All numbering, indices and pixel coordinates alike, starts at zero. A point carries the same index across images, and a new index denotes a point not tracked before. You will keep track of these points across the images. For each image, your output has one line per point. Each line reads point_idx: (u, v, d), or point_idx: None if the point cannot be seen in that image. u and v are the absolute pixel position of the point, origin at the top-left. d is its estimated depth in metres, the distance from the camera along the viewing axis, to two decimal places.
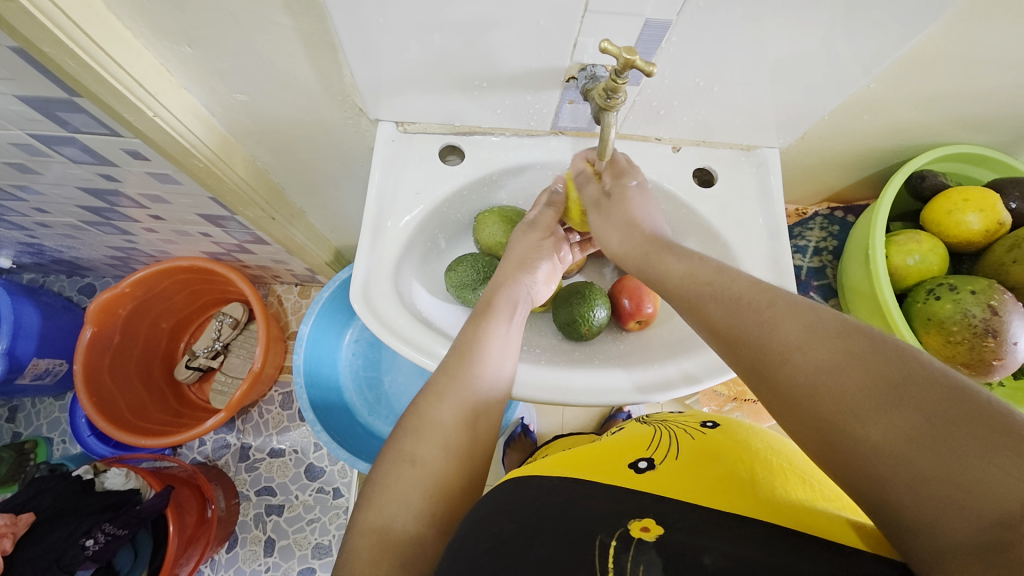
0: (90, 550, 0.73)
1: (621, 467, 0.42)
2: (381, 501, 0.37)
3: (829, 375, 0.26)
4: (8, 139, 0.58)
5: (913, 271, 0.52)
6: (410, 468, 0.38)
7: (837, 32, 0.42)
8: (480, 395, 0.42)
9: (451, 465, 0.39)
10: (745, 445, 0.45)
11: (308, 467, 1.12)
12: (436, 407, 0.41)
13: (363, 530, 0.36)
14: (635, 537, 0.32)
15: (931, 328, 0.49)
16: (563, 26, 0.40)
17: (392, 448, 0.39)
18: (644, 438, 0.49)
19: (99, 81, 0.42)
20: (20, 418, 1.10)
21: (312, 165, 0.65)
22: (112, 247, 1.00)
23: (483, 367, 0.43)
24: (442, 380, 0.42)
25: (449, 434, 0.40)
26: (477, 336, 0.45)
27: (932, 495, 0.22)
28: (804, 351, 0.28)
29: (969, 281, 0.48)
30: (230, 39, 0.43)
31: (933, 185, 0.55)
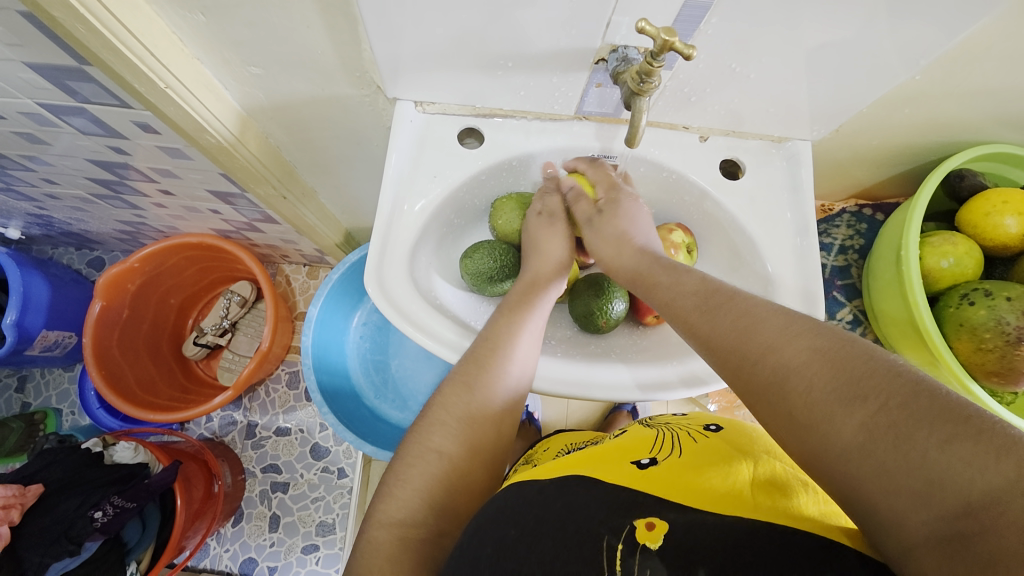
0: (99, 522, 0.73)
1: (626, 472, 0.41)
2: (404, 496, 0.36)
3: (801, 371, 0.28)
4: (17, 108, 0.57)
5: (946, 274, 0.49)
6: (436, 464, 0.38)
7: (888, 18, 0.39)
8: (506, 392, 0.42)
9: (473, 462, 0.39)
10: (751, 448, 0.45)
11: (313, 446, 1.13)
12: (462, 398, 0.41)
13: (379, 525, 0.35)
14: (641, 543, 0.32)
15: (962, 334, 0.47)
16: (596, 5, 0.37)
17: (415, 442, 0.39)
18: (645, 442, 0.48)
19: (109, 48, 0.40)
20: (29, 388, 1.11)
21: (325, 144, 0.63)
22: (121, 221, 1.00)
23: (506, 356, 0.43)
24: (465, 368, 0.42)
25: (473, 432, 0.40)
26: (501, 323, 0.45)
27: (886, 485, 0.23)
28: (778, 351, 0.29)
29: (1005, 287, 0.46)
30: (246, 10, 0.41)
31: (972, 185, 0.52)
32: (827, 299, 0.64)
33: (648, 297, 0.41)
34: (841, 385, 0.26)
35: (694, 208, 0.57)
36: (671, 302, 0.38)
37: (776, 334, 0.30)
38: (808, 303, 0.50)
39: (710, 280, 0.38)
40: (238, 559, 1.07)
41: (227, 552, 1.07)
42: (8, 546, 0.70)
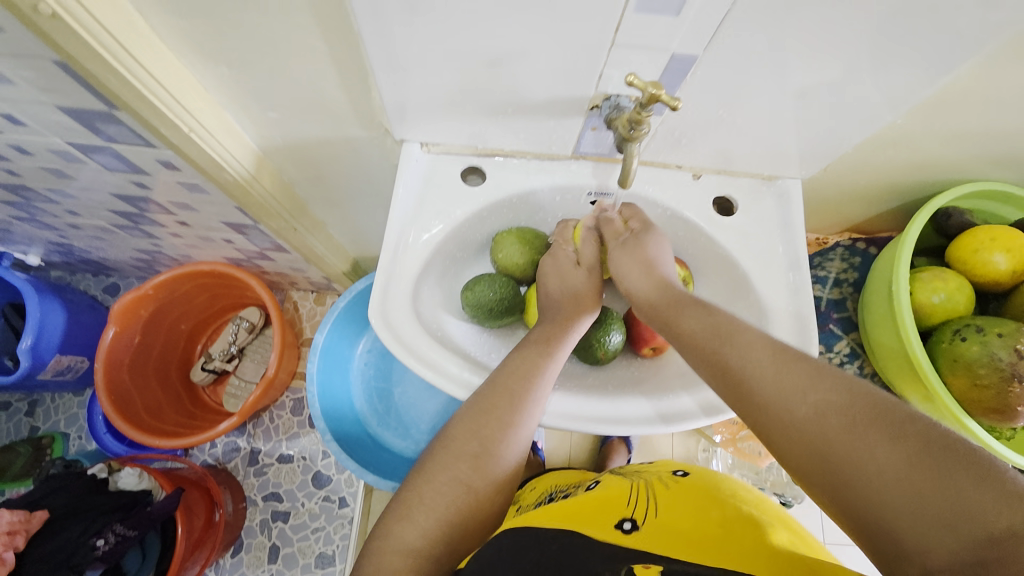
0: (100, 551, 0.75)
1: (608, 528, 0.39)
2: (425, 529, 0.37)
3: (835, 412, 0.31)
4: (48, 147, 0.61)
5: (938, 309, 0.50)
6: (463, 500, 0.39)
7: (863, 68, 0.41)
8: (533, 429, 0.44)
9: (495, 498, 0.41)
10: (726, 494, 0.45)
11: (315, 474, 1.12)
12: (496, 432, 0.42)
13: (395, 556, 0.36)
14: None
15: (957, 370, 0.47)
16: (588, 60, 0.40)
17: (445, 474, 0.39)
18: (619, 492, 0.47)
19: (139, 96, 0.44)
20: (39, 412, 1.13)
21: (335, 180, 0.66)
22: (138, 250, 1.03)
23: (540, 393, 0.45)
24: (499, 402, 0.43)
25: (494, 464, 0.41)
26: (536, 359, 0.46)
27: (916, 518, 0.26)
28: (807, 393, 0.32)
29: (997, 323, 0.46)
30: (265, 61, 0.45)
31: (959, 222, 0.54)
32: (824, 332, 0.65)
33: (665, 328, 0.43)
34: (873, 426, 0.29)
35: (689, 243, 0.59)
36: (696, 335, 0.40)
37: (804, 377, 0.33)
38: (802, 337, 0.50)
39: (734, 319, 0.40)
40: None
41: None
42: (8, 574, 0.69)
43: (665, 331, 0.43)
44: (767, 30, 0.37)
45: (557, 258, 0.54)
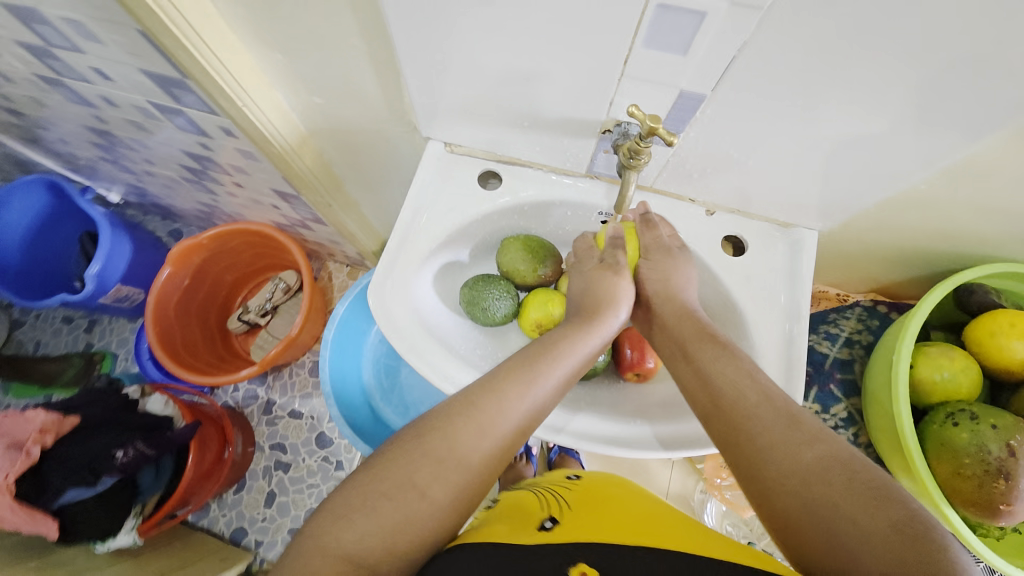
0: (120, 462, 0.83)
1: (534, 535, 0.41)
2: (368, 527, 0.36)
3: (829, 476, 0.34)
4: (132, 102, 0.69)
5: (939, 388, 0.48)
6: (415, 506, 0.38)
7: (883, 129, 0.40)
8: (512, 440, 0.42)
9: (452, 510, 0.39)
10: (623, 503, 0.48)
11: (319, 434, 1.19)
12: (469, 439, 0.40)
13: (330, 552, 0.35)
14: None
15: (941, 454, 0.46)
16: (601, 86, 0.42)
17: (403, 473, 0.38)
18: (531, 506, 0.48)
19: (203, 72, 0.50)
20: (96, 331, 1.27)
21: (370, 166, 0.71)
22: (200, 202, 1.14)
23: (529, 404, 0.43)
24: (482, 405, 0.41)
25: (462, 483, 0.39)
26: (533, 370, 0.44)
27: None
28: (807, 451, 0.36)
29: (993, 414, 0.45)
30: (312, 52, 0.49)
31: (983, 301, 0.51)
32: (823, 391, 0.63)
33: (683, 359, 0.46)
34: (861, 495, 0.33)
35: (694, 276, 0.59)
36: (709, 376, 0.43)
37: (806, 441, 0.37)
38: (786, 391, 0.50)
39: (751, 369, 0.43)
40: (232, 525, 1.14)
41: (224, 517, 1.15)
42: (36, 466, 0.78)
43: (681, 361, 0.46)
44: (778, 80, 0.37)
45: (585, 271, 0.53)
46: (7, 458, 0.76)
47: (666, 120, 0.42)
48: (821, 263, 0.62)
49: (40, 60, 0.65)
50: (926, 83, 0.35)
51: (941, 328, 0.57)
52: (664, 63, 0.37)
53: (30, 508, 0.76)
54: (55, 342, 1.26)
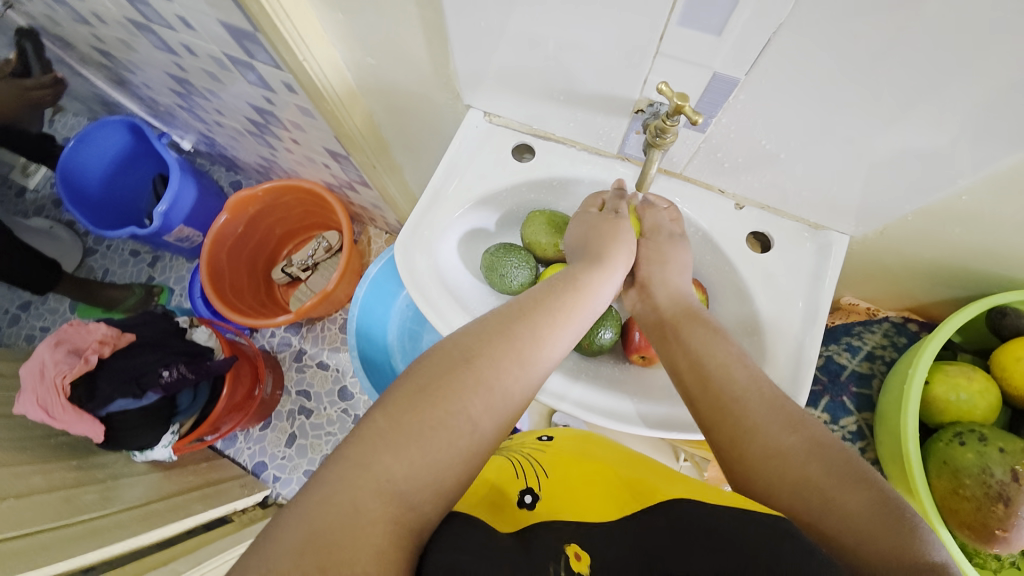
0: (165, 379, 0.92)
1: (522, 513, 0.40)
2: (420, 459, 0.34)
3: (813, 459, 0.36)
4: (210, 53, 0.75)
5: (955, 408, 0.50)
6: (465, 435, 0.37)
7: (924, 131, 0.39)
8: (546, 374, 0.43)
9: (495, 442, 0.39)
10: (592, 467, 0.47)
11: (342, 387, 1.27)
12: (513, 368, 0.41)
13: (378, 485, 0.33)
14: (572, 563, 0.32)
15: (943, 472, 0.48)
16: (635, 63, 0.43)
17: (453, 399, 0.37)
18: (509, 471, 0.47)
19: (272, 26, 0.54)
20: (158, 266, 1.39)
21: (414, 132, 0.75)
22: (260, 156, 1.22)
23: (564, 340, 0.44)
24: (521, 333, 0.42)
25: (501, 404, 0.39)
26: (564, 307, 0.45)
27: (861, 547, 0.32)
28: (791, 435, 0.38)
29: (1002, 438, 0.46)
30: (369, 13, 0.52)
31: (1014, 326, 0.50)
32: (835, 403, 0.62)
33: (680, 340, 0.47)
34: (841, 476, 0.35)
35: (714, 270, 0.59)
36: (705, 358, 0.45)
37: (788, 426, 0.38)
38: (791, 391, 0.50)
39: (740, 354, 0.45)
40: (255, 459, 1.23)
41: (249, 449, 1.24)
42: (92, 373, 0.88)
43: (677, 342, 0.48)
44: (814, 69, 0.37)
45: (585, 220, 0.54)
46: (66, 362, 0.86)
47: (695, 107, 0.44)
48: (853, 273, 0.60)
49: (134, 5, 0.72)
50: (970, 84, 0.34)
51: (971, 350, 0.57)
52: (699, 43, 0.38)
53: (79, 408, 0.85)
54: (121, 271, 1.39)
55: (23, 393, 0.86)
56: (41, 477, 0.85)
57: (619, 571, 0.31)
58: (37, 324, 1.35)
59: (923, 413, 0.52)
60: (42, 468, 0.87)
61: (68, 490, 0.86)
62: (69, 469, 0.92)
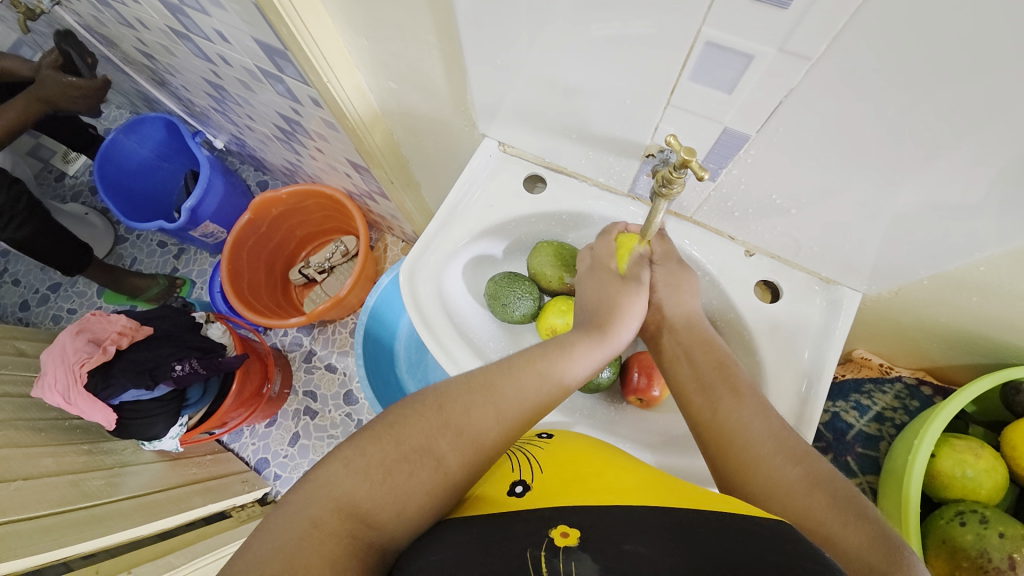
0: (176, 373, 0.94)
1: (505, 503, 0.37)
2: (377, 485, 0.37)
3: (812, 490, 0.36)
4: (244, 66, 0.78)
5: (957, 483, 0.48)
6: (430, 471, 0.39)
7: (940, 198, 0.38)
8: (524, 427, 0.43)
9: (465, 482, 0.40)
10: (593, 459, 0.43)
11: (348, 391, 1.28)
12: (485, 416, 0.42)
13: (336, 504, 0.36)
14: (560, 545, 0.30)
15: (940, 551, 0.46)
16: (649, 110, 0.43)
17: (422, 439, 0.39)
18: (501, 468, 0.43)
19: (297, 47, 0.55)
20: (183, 259, 1.44)
21: (432, 152, 0.76)
22: (287, 160, 1.26)
23: (547, 395, 0.44)
24: (500, 387, 0.43)
25: (477, 452, 0.40)
26: (553, 363, 0.45)
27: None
28: (792, 467, 0.38)
29: (1003, 521, 0.44)
30: (393, 42, 0.53)
31: None
32: (838, 462, 0.60)
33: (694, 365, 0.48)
34: (840, 510, 0.35)
35: (720, 314, 0.58)
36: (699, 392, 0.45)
37: (788, 457, 0.38)
38: None
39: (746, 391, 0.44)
40: (258, 455, 1.25)
41: (253, 445, 1.26)
42: (107, 364, 0.91)
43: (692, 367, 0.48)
44: (824, 132, 0.37)
45: (602, 277, 0.52)
46: (85, 351, 0.89)
47: (704, 159, 0.44)
48: (865, 327, 0.59)
49: (175, 17, 0.76)
50: (988, 160, 0.33)
51: (983, 425, 0.54)
52: (709, 98, 0.38)
53: (94, 397, 0.88)
54: (148, 260, 1.45)
55: (43, 377, 0.90)
56: (51, 460, 0.88)
57: (612, 556, 0.29)
58: (65, 306, 1.40)
59: (926, 485, 0.50)
60: (54, 451, 0.90)
61: (76, 475, 0.89)
62: (79, 454, 0.95)
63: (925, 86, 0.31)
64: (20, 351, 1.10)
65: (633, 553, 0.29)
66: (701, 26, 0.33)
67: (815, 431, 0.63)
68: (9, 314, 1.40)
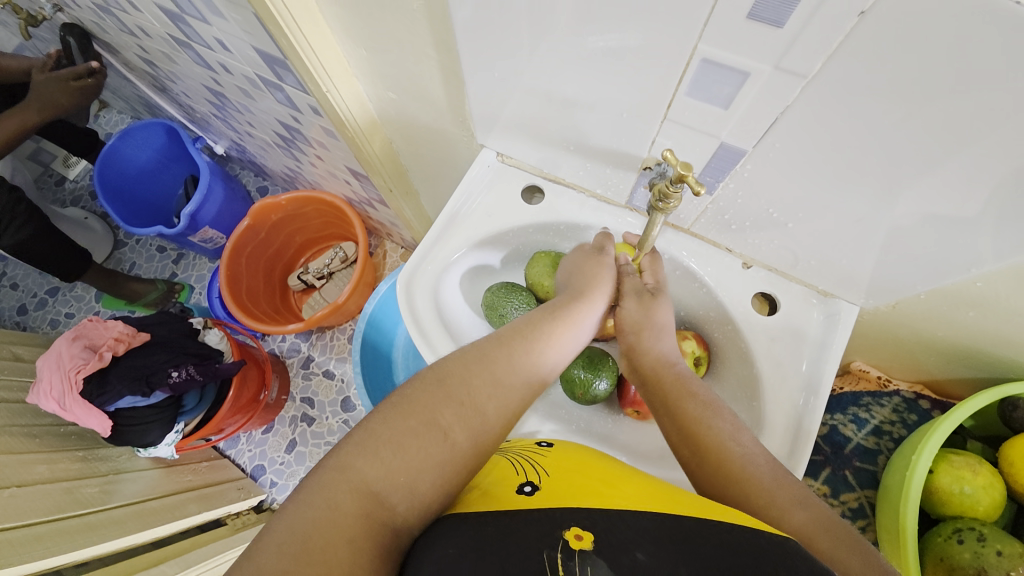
0: (173, 380, 0.94)
1: (516, 499, 0.36)
2: (393, 463, 0.36)
3: (819, 534, 0.35)
4: (244, 74, 0.78)
5: (956, 499, 0.48)
6: (438, 445, 0.38)
7: (936, 213, 0.38)
8: (523, 396, 0.43)
9: (472, 454, 0.39)
10: (596, 469, 0.42)
11: (345, 398, 1.27)
12: (488, 387, 0.42)
13: (354, 486, 0.35)
14: (576, 548, 0.29)
15: (938, 569, 0.46)
16: (646, 123, 0.43)
17: (427, 412, 0.39)
18: (503, 470, 0.42)
19: (296, 57, 0.56)
20: (182, 264, 1.44)
21: (430, 161, 0.76)
22: (287, 166, 1.26)
23: (540, 366, 0.45)
24: (494, 355, 0.43)
25: (481, 423, 0.40)
26: (547, 336, 0.46)
27: None
28: (796, 511, 0.37)
29: (1000, 539, 0.44)
30: (392, 53, 0.53)
31: None
32: (836, 475, 0.60)
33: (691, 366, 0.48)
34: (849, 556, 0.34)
35: (717, 326, 0.58)
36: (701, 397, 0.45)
37: (791, 500, 0.38)
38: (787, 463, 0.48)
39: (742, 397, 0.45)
40: (254, 462, 1.24)
41: (249, 451, 1.25)
42: (104, 369, 0.90)
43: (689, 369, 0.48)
44: (820, 148, 0.37)
45: (579, 256, 0.54)
46: (81, 357, 0.89)
47: (700, 173, 0.44)
48: (863, 340, 0.59)
49: (177, 26, 0.76)
50: (985, 177, 0.33)
51: (981, 441, 0.54)
52: (706, 114, 0.39)
53: (89, 403, 0.87)
54: (147, 265, 1.45)
55: (38, 383, 0.90)
56: (45, 468, 0.87)
57: (627, 565, 0.28)
58: (63, 310, 1.40)
59: (924, 500, 0.50)
60: (48, 458, 0.90)
61: (70, 482, 0.89)
62: (74, 460, 0.94)
63: (919, 105, 0.31)
64: (16, 356, 1.09)
65: (645, 564, 0.29)
66: (697, 43, 0.34)
67: (814, 445, 0.62)
68: (6, 318, 1.40)
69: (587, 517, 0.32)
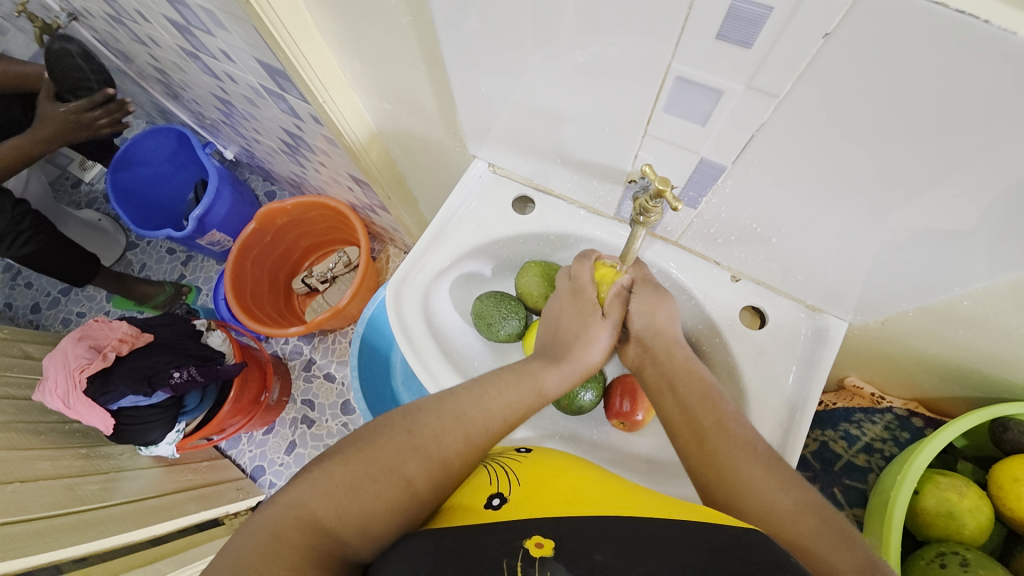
0: (174, 380, 0.96)
1: (479, 515, 0.36)
2: (348, 507, 0.36)
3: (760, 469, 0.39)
4: (249, 83, 0.80)
5: (939, 520, 0.47)
6: (398, 492, 0.39)
7: (917, 230, 0.37)
8: (489, 447, 0.44)
9: (432, 501, 0.40)
10: (571, 474, 0.42)
11: (345, 401, 1.28)
12: (455, 438, 0.43)
13: (304, 519, 0.35)
14: (534, 556, 0.30)
15: None
16: (628, 140, 0.44)
17: (391, 459, 0.40)
18: (478, 482, 0.42)
19: (292, 69, 0.57)
20: (190, 266, 1.47)
21: (427, 170, 0.77)
22: (292, 172, 1.28)
23: (509, 417, 0.46)
24: (469, 407, 0.44)
25: (445, 476, 0.41)
26: (522, 387, 0.47)
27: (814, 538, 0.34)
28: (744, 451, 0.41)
29: (984, 565, 0.43)
30: (385, 65, 0.54)
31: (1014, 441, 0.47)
32: (825, 493, 0.59)
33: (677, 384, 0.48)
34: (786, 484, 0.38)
35: (705, 339, 0.58)
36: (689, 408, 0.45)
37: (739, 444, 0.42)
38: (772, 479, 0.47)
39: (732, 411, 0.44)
40: (254, 462, 1.25)
41: (250, 452, 1.26)
42: (107, 370, 0.92)
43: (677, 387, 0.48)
44: (796, 165, 0.38)
45: (578, 301, 0.53)
46: (85, 356, 0.91)
47: (683, 188, 0.45)
48: (854, 356, 0.58)
49: (185, 37, 0.78)
50: (961, 194, 0.33)
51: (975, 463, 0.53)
52: (684, 129, 0.39)
53: (92, 401, 0.89)
54: (156, 266, 1.48)
55: (44, 381, 0.92)
56: (48, 464, 0.89)
57: (581, 561, 0.28)
58: (74, 309, 1.43)
59: (909, 521, 0.49)
60: (51, 454, 0.92)
61: (72, 479, 0.90)
62: (76, 458, 0.97)
63: (891, 123, 0.31)
64: (26, 354, 1.12)
65: (604, 563, 0.28)
66: (671, 61, 0.34)
67: (804, 460, 0.62)
68: (20, 316, 1.44)
69: (552, 524, 0.32)
